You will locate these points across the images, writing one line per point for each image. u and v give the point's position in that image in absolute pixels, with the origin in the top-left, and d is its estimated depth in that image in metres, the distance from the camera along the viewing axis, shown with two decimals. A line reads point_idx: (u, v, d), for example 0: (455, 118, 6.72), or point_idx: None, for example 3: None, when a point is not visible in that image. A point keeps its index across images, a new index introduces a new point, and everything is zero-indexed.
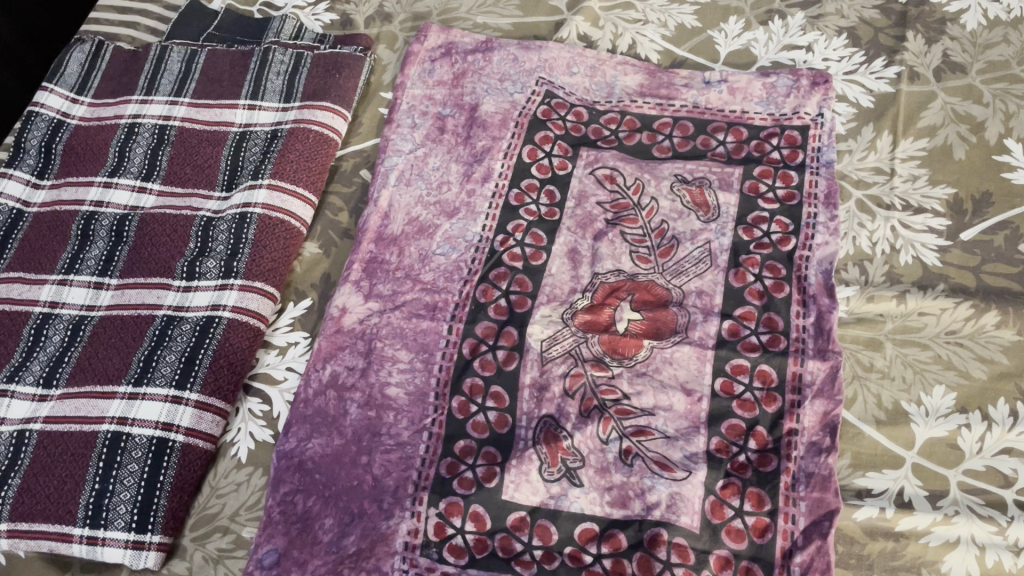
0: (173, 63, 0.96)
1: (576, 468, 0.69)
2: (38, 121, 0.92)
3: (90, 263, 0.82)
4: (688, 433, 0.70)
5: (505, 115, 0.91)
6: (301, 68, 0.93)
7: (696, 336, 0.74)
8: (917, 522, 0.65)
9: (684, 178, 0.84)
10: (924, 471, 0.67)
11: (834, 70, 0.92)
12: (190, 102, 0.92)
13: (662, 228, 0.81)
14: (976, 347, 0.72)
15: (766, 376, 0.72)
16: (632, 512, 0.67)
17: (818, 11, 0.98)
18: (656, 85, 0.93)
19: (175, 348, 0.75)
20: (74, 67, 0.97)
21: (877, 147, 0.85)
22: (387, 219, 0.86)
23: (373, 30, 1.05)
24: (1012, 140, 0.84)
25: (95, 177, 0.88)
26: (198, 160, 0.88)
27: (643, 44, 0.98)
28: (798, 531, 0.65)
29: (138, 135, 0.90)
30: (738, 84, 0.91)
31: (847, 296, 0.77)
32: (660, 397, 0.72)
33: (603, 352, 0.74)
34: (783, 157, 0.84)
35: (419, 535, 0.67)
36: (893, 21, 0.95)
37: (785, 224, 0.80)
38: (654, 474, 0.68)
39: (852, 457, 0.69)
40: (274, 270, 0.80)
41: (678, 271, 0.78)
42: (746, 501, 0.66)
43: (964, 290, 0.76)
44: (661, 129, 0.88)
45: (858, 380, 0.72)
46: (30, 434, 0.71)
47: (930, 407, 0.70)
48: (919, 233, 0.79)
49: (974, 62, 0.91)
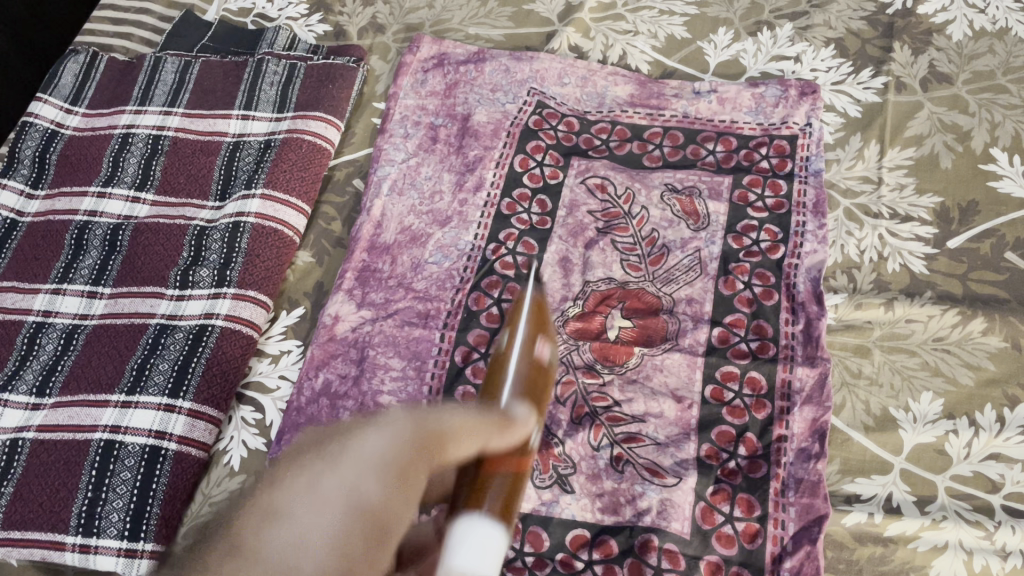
0: (167, 74, 0.96)
1: (567, 475, 0.70)
2: (33, 131, 0.92)
3: (84, 273, 0.82)
4: (679, 439, 0.71)
5: (496, 125, 0.92)
6: (295, 78, 0.93)
7: (686, 344, 0.75)
8: (905, 528, 0.65)
9: (674, 187, 0.85)
10: (912, 477, 0.68)
11: (822, 81, 0.93)
12: (184, 113, 0.93)
13: (653, 237, 0.82)
14: (963, 354, 0.73)
15: (756, 383, 0.72)
16: (623, 518, 0.68)
17: (806, 22, 0.99)
18: (647, 95, 0.93)
19: (168, 356, 0.75)
20: (69, 78, 0.98)
21: (864, 156, 0.86)
22: (380, 227, 0.86)
23: (366, 41, 1.06)
24: (998, 148, 0.85)
25: (89, 187, 0.88)
26: (192, 169, 0.89)
27: (633, 55, 0.99)
28: (787, 536, 0.65)
29: (131, 145, 0.91)
30: (727, 94, 0.91)
31: (836, 303, 0.77)
32: (651, 404, 0.72)
33: (594, 359, 0.75)
34: (771, 166, 0.85)
35: None
36: (880, 32, 0.96)
37: (773, 232, 0.80)
38: (645, 480, 0.69)
39: (841, 463, 0.69)
40: (268, 279, 0.80)
41: (668, 279, 0.79)
42: (735, 507, 0.67)
43: (952, 298, 0.76)
44: (651, 139, 0.89)
45: (847, 386, 0.73)
46: (23, 442, 0.71)
47: (917, 413, 0.71)
48: (906, 241, 0.80)
49: (961, 72, 0.91)
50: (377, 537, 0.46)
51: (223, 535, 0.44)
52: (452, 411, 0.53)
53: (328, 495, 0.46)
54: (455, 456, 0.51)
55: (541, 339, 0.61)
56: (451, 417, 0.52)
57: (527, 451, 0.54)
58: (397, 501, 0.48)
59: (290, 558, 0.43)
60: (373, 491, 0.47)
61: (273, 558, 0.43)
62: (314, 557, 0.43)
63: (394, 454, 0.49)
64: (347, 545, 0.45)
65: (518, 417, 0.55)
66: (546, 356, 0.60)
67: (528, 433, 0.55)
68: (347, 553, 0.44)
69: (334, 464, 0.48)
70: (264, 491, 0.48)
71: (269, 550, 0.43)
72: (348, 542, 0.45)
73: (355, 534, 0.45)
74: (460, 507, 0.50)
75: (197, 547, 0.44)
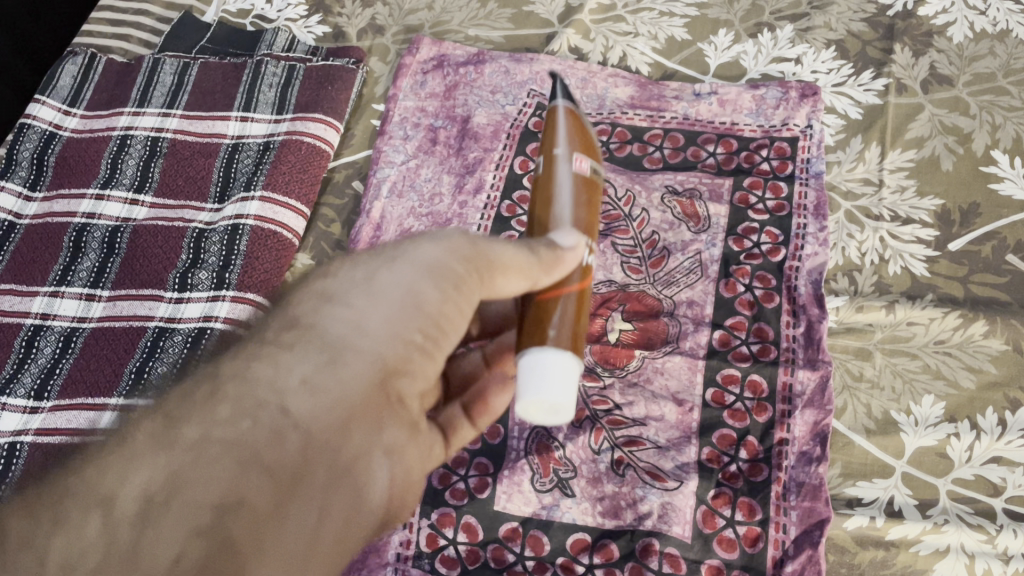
0: (166, 75, 0.96)
1: (568, 478, 0.70)
2: (31, 132, 0.92)
3: (82, 276, 0.82)
4: (680, 443, 0.70)
5: (496, 127, 0.92)
6: (294, 80, 0.93)
7: (687, 346, 0.75)
8: (906, 531, 0.66)
9: (674, 189, 0.84)
10: (913, 480, 0.68)
11: (823, 83, 0.92)
12: (183, 114, 0.92)
13: (653, 239, 0.81)
14: (964, 356, 0.73)
15: (757, 387, 0.72)
16: (624, 522, 0.68)
17: (807, 24, 0.98)
18: (647, 97, 0.93)
19: (167, 359, 0.74)
20: (67, 79, 0.97)
21: (865, 159, 0.86)
22: (380, 230, 0.86)
23: (365, 43, 1.05)
24: (999, 151, 0.85)
25: (87, 189, 0.88)
26: (191, 171, 0.88)
27: (633, 57, 0.99)
28: (789, 540, 0.65)
29: (130, 147, 0.90)
30: (728, 96, 0.91)
31: (837, 305, 0.77)
32: (651, 407, 0.72)
33: (594, 362, 0.75)
34: (772, 168, 0.84)
35: (411, 547, 0.68)
36: (881, 33, 0.96)
37: (774, 235, 0.80)
38: (646, 483, 0.69)
39: (842, 466, 0.69)
40: (266, 282, 0.79)
41: (668, 281, 0.79)
42: (737, 511, 0.67)
43: (953, 301, 0.76)
44: (651, 141, 0.89)
45: (848, 389, 0.73)
46: (21, 446, 0.71)
47: (919, 416, 0.71)
48: (907, 243, 0.80)
49: (962, 74, 0.91)
50: (435, 334, 0.53)
51: (290, 311, 0.52)
52: (507, 247, 0.54)
53: (391, 294, 0.52)
54: (501, 287, 0.54)
55: (579, 153, 0.58)
56: (510, 248, 0.53)
57: (585, 276, 0.56)
58: (454, 299, 0.53)
59: (352, 340, 0.50)
60: (430, 294, 0.52)
61: (333, 338, 0.49)
62: (371, 341, 0.50)
63: (435, 275, 0.53)
64: (398, 338, 0.51)
65: (566, 245, 0.55)
66: (584, 169, 0.58)
67: (579, 260, 0.56)
68: (406, 349, 0.51)
69: (400, 261, 0.54)
70: (332, 272, 0.54)
71: (327, 329, 0.50)
72: (407, 336, 0.51)
73: (411, 327, 0.51)
74: (524, 340, 0.54)
75: (271, 318, 0.52)
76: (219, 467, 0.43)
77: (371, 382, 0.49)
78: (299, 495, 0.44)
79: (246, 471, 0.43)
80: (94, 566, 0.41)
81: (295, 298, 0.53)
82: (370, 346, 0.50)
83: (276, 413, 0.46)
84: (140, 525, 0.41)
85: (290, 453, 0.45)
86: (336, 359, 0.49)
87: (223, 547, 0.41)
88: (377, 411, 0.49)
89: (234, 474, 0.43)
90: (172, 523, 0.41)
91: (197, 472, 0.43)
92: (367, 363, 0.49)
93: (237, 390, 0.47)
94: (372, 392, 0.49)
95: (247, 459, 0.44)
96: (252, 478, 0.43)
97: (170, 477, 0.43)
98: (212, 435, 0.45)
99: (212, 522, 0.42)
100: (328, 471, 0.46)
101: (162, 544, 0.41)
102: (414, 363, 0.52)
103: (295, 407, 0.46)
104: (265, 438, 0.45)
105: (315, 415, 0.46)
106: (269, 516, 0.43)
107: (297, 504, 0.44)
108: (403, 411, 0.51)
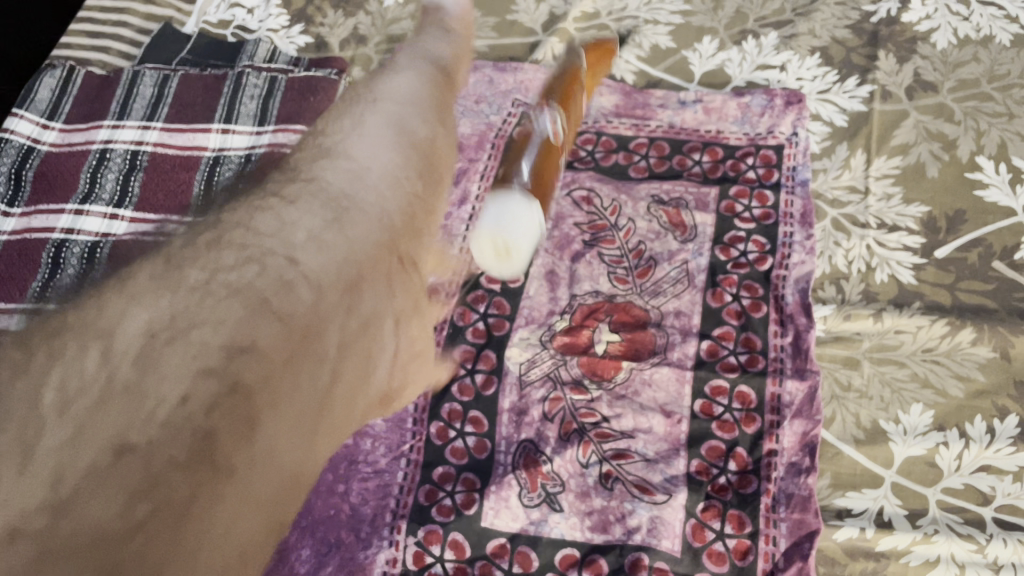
0: (145, 88, 0.95)
1: (555, 493, 0.69)
2: (9, 148, 0.92)
3: (55, 290, 0.76)
4: (669, 456, 0.70)
5: (480, 137, 0.88)
6: (276, 91, 0.92)
7: (674, 357, 0.74)
8: (897, 542, 0.65)
9: (660, 199, 0.84)
10: (904, 490, 0.68)
11: (808, 90, 0.92)
12: (163, 127, 0.91)
13: (640, 249, 0.81)
14: (952, 364, 0.73)
15: (745, 398, 0.72)
16: (613, 536, 0.67)
17: (792, 30, 0.97)
18: (632, 105, 0.92)
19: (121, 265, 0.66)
20: (45, 93, 0.97)
21: (851, 166, 0.86)
22: None
23: (348, 53, 1.04)
24: (983, 157, 0.85)
25: (65, 205, 0.86)
26: (171, 185, 0.85)
27: (618, 65, 0.98)
28: (778, 552, 0.65)
29: (109, 160, 0.89)
30: (713, 104, 0.91)
31: (824, 314, 0.76)
32: (639, 419, 0.71)
33: (582, 374, 0.74)
34: (758, 176, 0.84)
35: (397, 565, 0.67)
36: (865, 40, 0.95)
37: (761, 243, 0.80)
38: (635, 497, 0.68)
39: (831, 477, 0.69)
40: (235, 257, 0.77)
41: (655, 291, 0.78)
42: (727, 524, 0.67)
43: (940, 308, 0.76)
44: (636, 149, 0.88)
45: (836, 400, 0.72)
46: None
47: (908, 425, 0.70)
48: (894, 251, 0.80)
49: (945, 80, 0.91)
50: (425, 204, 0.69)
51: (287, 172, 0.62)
52: (419, 122, 0.73)
53: (378, 161, 0.63)
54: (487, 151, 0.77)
55: None
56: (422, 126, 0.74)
57: None
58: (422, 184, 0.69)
59: (355, 199, 0.59)
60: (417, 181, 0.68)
61: (336, 196, 0.58)
62: (370, 204, 0.60)
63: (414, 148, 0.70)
64: (386, 195, 0.62)
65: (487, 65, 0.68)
66: None
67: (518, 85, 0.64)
68: (406, 214, 0.65)
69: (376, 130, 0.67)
70: (327, 132, 0.69)
71: (329, 181, 0.59)
72: (410, 212, 0.66)
73: (407, 188, 0.66)
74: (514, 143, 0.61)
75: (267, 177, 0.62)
76: (232, 310, 0.48)
77: (371, 240, 0.58)
78: (301, 356, 0.51)
79: (257, 316, 0.49)
80: (89, 405, 0.43)
81: (300, 167, 0.62)
82: (371, 211, 0.59)
83: (286, 265, 0.51)
84: (141, 368, 0.44)
85: (302, 306, 0.51)
86: (337, 219, 0.56)
87: (229, 392, 0.46)
88: (382, 273, 0.60)
89: (244, 318, 0.48)
90: (173, 369, 0.45)
91: (203, 313, 0.47)
92: (371, 223, 0.59)
93: (236, 241, 0.52)
94: (371, 246, 0.58)
95: (259, 306, 0.49)
96: (267, 328, 0.49)
97: (174, 317, 0.46)
98: (218, 278, 0.49)
99: (222, 365, 0.46)
100: (336, 329, 0.54)
101: (168, 385, 0.44)
102: (416, 229, 0.66)
103: (303, 259, 0.53)
104: (274, 285, 0.50)
105: (322, 272, 0.54)
106: (280, 365, 0.49)
107: (304, 367, 0.51)
108: (404, 276, 0.63)
